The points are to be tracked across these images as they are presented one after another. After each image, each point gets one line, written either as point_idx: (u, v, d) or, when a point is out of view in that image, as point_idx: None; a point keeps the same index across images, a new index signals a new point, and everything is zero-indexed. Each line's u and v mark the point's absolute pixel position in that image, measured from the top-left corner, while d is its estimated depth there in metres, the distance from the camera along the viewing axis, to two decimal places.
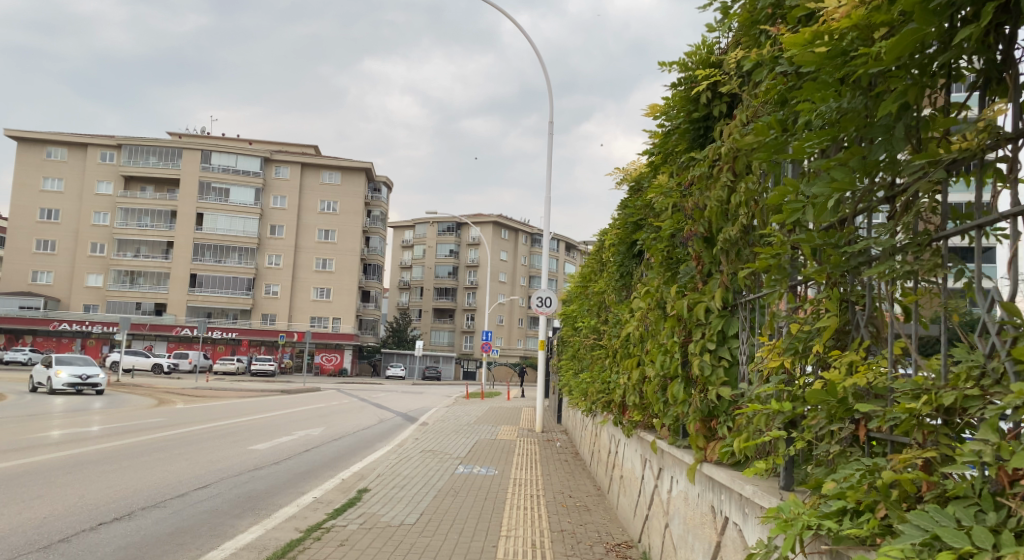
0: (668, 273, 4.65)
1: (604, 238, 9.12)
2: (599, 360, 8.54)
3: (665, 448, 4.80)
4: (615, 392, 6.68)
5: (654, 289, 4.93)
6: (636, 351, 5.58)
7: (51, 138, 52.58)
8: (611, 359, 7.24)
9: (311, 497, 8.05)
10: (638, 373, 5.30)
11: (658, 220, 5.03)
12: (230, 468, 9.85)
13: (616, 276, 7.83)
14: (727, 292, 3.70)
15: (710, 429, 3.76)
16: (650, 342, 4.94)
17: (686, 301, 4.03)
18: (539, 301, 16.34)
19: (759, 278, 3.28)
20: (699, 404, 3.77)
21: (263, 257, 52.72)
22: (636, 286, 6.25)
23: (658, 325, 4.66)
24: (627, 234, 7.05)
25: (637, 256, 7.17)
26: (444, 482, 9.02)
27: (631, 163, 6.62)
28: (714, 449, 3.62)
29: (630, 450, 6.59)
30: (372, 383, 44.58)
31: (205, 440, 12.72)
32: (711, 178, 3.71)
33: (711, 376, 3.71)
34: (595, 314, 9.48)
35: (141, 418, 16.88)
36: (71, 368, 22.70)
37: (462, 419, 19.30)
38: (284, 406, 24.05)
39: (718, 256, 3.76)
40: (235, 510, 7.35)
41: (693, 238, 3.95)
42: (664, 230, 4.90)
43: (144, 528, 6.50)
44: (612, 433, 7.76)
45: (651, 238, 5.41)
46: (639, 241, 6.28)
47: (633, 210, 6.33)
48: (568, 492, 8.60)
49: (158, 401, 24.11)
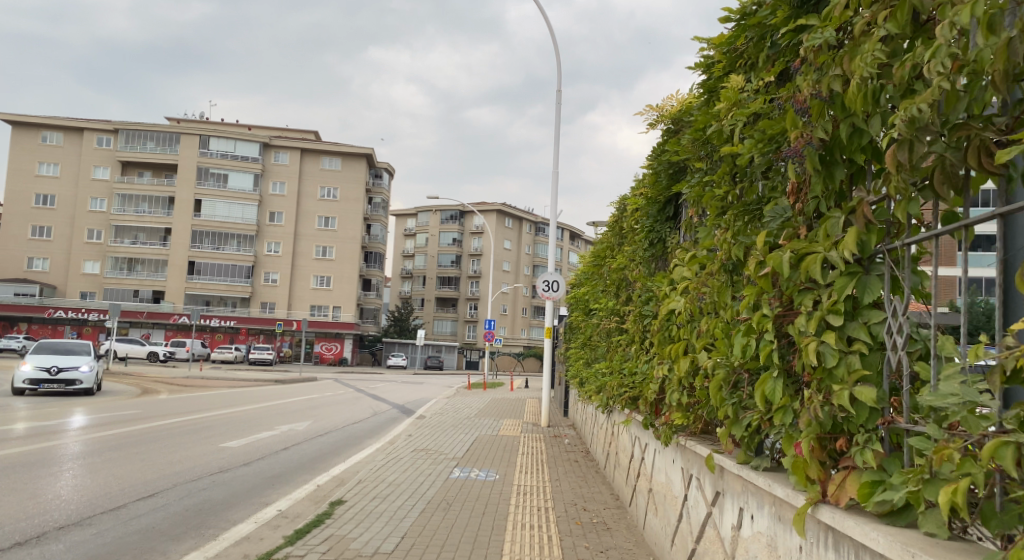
0: (743, 219, 3.25)
1: (625, 206, 7.78)
2: (619, 347, 7.19)
3: (730, 469, 3.46)
4: (647, 386, 5.30)
5: (719, 247, 3.55)
6: (681, 335, 4.21)
7: (46, 121, 50.97)
8: (638, 349, 5.90)
9: (275, 511, 6.73)
10: (689, 364, 3.89)
11: (724, 148, 3.63)
12: (188, 472, 8.49)
13: (644, 246, 6.42)
14: (867, 239, 2.29)
15: (834, 450, 2.37)
16: (712, 322, 3.56)
17: (784, 250, 2.65)
18: (546, 286, 14.93)
19: (967, 193, 1.84)
20: (821, 415, 2.34)
21: (262, 245, 51.36)
22: (680, 251, 4.85)
23: (726, 297, 3.29)
24: (666, 187, 5.64)
25: (672, 218, 5.83)
26: (435, 490, 7.64)
27: (668, 99, 5.21)
28: (847, 484, 2.24)
29: (664, 461, 5.27)
30: (371, 374, 43.26)
31: (176, 435, 11.32)
32: (844, 44, 2.28)
33: (836, 370, 2.32)
34: (613, 294, 8.11)
35: (118, 410, 15.55)
36: (55, 354, 18.62)
37: (461, 412, 17.99)
38: (276, 397, 22.58)
39: (846, 170, 2.38)
40: (177, 529, 6.01)
41: (803, 151, 2.53)
42: (733, 162, 3.49)
43: (51, 556, 5.14)
44: (637, 435, 6.41)
45: (710, 176, 4.08)
46: (681, 195, 4.92)
47: (672, 153, 4.96)
48: (582, 503, 7.29)
49: (142, 392, 22.79)
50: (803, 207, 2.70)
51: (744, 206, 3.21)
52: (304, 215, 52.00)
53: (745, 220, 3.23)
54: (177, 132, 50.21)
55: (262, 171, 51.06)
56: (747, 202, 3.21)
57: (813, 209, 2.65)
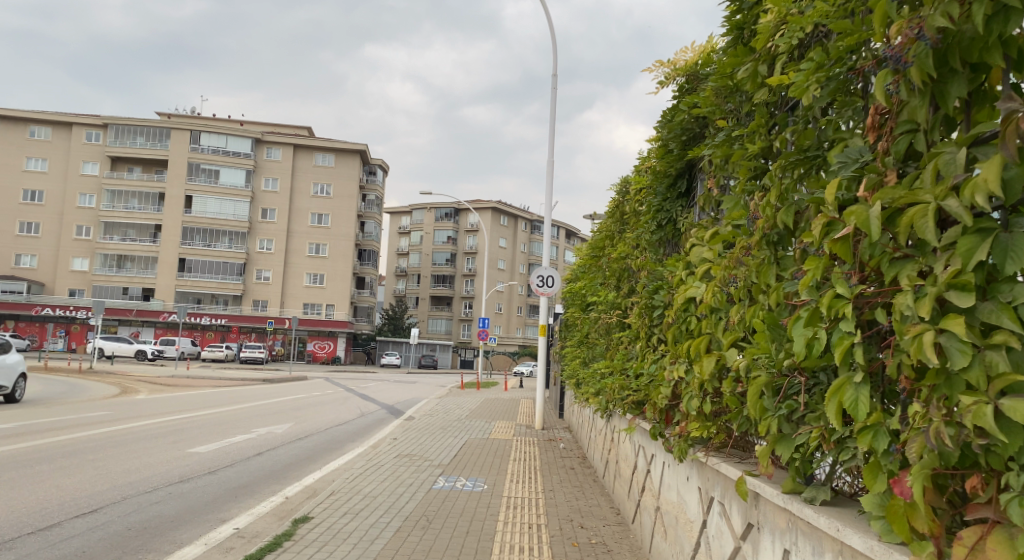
0: (794, 174, 2.52)
1: (627, 187, 7.05)
2: (621, 343, 6.46)
3: (772, 499, 2.67)
4: (657, 388, 4.51)
5: (762, 212, 2.79)
6: (704, 327, 3.41)
7: (34, 116, 49.87)
8: (644, 349, 5.14)
9: (232, 529, 6.00)
10: (715, 365, 3.14)
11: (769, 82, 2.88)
12: (145, 482, 7.70)
13: (650, 229, 5.64)
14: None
15: (957, 491, 1.60)
16: (752, 308, 2.79)
17: (867, 203, 1.87)
18: (540, 281, 14.19)
19: None
20: (945, 440, 1.52)
21: (253, 242, 50.38)
22: (697, 230, 4.13)
23: (776, 278, 2.53)
24: (680, 156, 4.91)
25: (685, 195, 5.10)
26: (414, 504, 6.84)
27: (682, 52, 4.47)
28: (990, 545, 1.46)
29: (677, 478, 4.51)
30: (364, 373, 42.43)
31: (141, 440, 10.51)
32: None
33: (965, 375, 1.53)
34: (613, 285, 7.36)
35: (91, 411, 14.73)
36: None
37: (452, 413, 17.20)
38: (261, 397, 21.64)
39: (987, 56, 1.58)
40: (112, 553, 5.24)
41: (912, 53, 1.73)
42: (782, 99, 2.75)
43: None
44: (641, 445, 5.67)
45: (742, 133, 3.37)
46: (702, 158, 4.18)
47: (689, 111, 4.23)
48: (579, 520, 6.54)
49: (123, 391, 21.83)
50: (891, 145, 1.95)
51: (798, 148, 2.45)
52: (296, 212, 51.10)
53: (800, 174, 2.47)
54: (167, 127, 49.21)
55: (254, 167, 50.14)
56: (802, 144, 2.45)
57: (909, 147, 1.91)
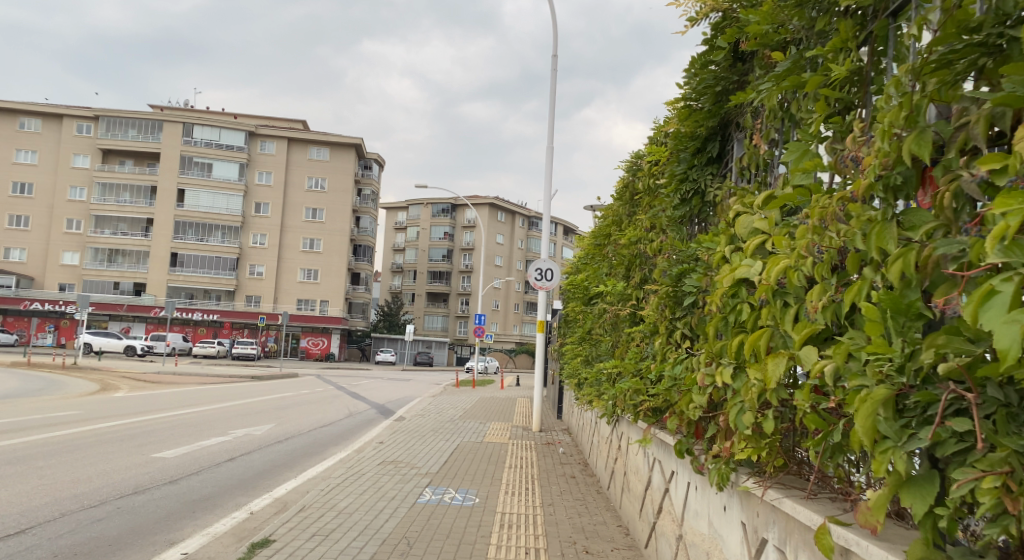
0: (927, 84, 1.66)
1: (641, 163, 6.23)
2: (634, 339, 5.59)
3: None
4: (684, 393, 3.64)
5: (878, 145, 1.88)
6: (762, 318, 2.54)
7: (24, 108, 48.70)
8: (664, 347, 4.27)
9: (180, 553, 5.15)
10: (783, 368, 2.29)
11: None
12: (95, 495, 6.81)
13: (674, 206, 4.73)
14: None
15: None
16: (866, 286, 1.88)
17: None
18: (539, 275, 13.34)
19: None
20: None
21: (247, 236, 49.29)
22: (740, 199, 3.29)
23: (902, 250, 1.67)
24: (712, 113, 4.05)
25: (715, 163, 4.26)
26: (396, 524, 5.94)
27: None
28: None
29: (707, 504, 3.68)
30: (358, 369, 41.48)
31: (103, 444, 9.61)
32: None
33: None
34: (625, 276, 6.49)
35: (65, 411, 13.79)
36: None
37: (446, 414, 16.34)
38: (248, 396, 20.69)
39: None
40: None
41: None
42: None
43: None
44: (657, 459, 4.83)
45: (818, 56, 2.54)
46: (754, 103, 3.30)
47: (729, 41, 3.35)
48: (582, 542, 5.68)
49: (103, 390, 20.76)
50: None
51: (953, 29, 1.58)
52: (291, 206, 50.08)
53: (940, 84, 1.62)
54: (160, 119, 48.15)
55: (248, 161, 49.12)
56: (959, 23, 1.58)
57: None
